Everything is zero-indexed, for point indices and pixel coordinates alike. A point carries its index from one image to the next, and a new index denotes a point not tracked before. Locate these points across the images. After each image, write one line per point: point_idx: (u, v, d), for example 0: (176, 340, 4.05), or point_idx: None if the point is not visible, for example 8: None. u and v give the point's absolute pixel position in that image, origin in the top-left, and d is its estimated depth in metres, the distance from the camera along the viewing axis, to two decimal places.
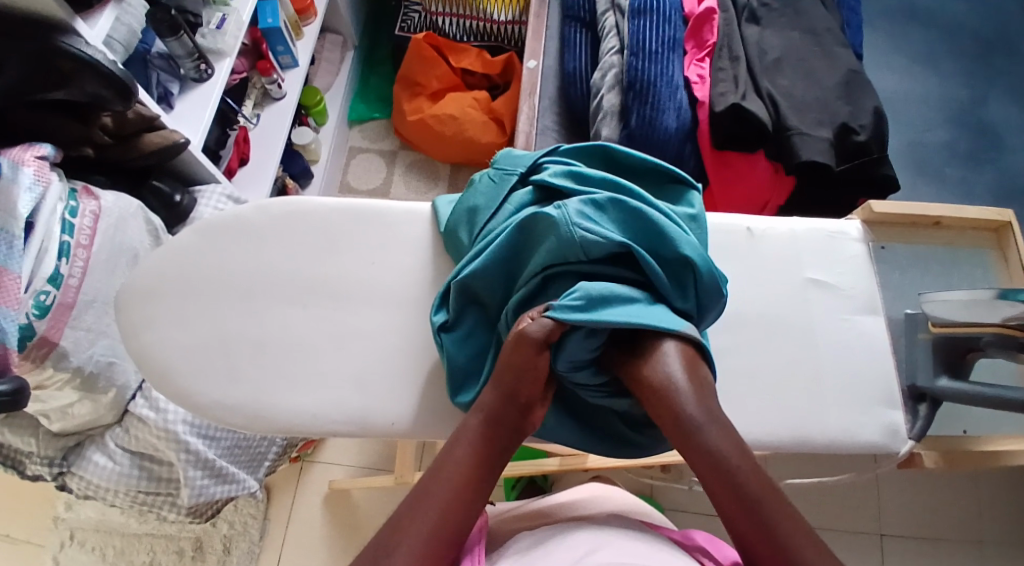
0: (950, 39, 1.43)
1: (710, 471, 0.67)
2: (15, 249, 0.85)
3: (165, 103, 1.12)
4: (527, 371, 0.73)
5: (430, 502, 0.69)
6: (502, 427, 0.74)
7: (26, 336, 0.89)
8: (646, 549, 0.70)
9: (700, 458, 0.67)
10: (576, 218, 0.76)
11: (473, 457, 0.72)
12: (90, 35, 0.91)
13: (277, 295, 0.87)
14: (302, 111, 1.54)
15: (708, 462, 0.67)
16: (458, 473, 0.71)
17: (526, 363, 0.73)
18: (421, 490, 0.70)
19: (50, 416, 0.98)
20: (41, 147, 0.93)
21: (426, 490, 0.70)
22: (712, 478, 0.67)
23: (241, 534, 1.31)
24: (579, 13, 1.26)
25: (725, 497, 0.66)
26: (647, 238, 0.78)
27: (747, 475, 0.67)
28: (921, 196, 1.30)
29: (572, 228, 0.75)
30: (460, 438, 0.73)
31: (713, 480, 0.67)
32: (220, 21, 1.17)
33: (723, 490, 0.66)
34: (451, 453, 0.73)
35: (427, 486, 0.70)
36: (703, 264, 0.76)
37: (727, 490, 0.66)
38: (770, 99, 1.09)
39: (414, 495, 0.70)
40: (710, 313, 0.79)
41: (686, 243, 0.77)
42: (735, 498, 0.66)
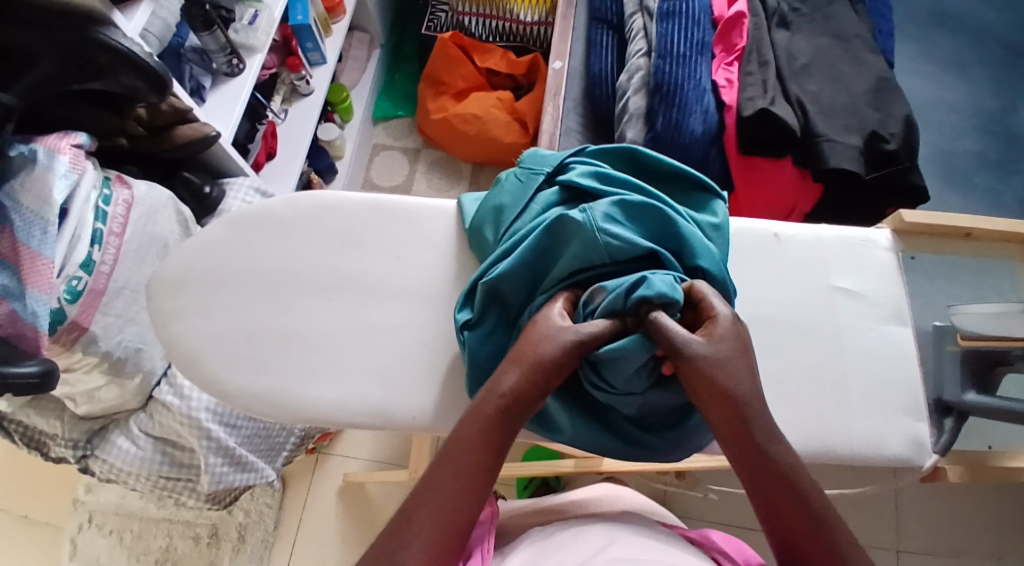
0: (980, 47, 1.42)
1: (765, 468, 0.66)
2: (50, 234, 0.87)
3: (197, 96, 1.14)
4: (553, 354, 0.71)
5: (442, 491, 0.64)
6: (515, 415, 0.69)
7: (56, 320, 0.90)
8: (664, 546, 0.70)
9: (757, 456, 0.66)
10: (601, 221, 0.79)
11: (487, 445, 0.67)
12: (125, 27, 0.93)
13: (303, 287, 0.88)
14: (328, 107, 1.55)
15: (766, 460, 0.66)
16: (471, 461, 0.66)
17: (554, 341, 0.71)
18: (433, 477, 0.66)
19: (77, 399, 1.00)
20: (76, 135, 0.94)
21: (438, 478, 0.65)
22: (766, 477, 0.66)
23: (257, 522, 1.32)
24: (606, 15, 1.27)
25: (779, 495, 0.65)
26: (664, 242, 0.82)
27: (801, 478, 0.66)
28: (948, 205, 1.28)
29: (598, 230, 0.78)
30: (473, 421, 0.69)
31: (768, 477, 0.65)
32: (253, 17, 1.18)
33: (780, 489, 0.65)
34: (465, 434, 0.68)
35: (439, 473, 0.66)
36: (715, 269, 0.81)
37: (783, 488, 0.65)
38: (799, 104, 1.09)
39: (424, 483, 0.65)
40: None
41: (703, 253, 0.81)
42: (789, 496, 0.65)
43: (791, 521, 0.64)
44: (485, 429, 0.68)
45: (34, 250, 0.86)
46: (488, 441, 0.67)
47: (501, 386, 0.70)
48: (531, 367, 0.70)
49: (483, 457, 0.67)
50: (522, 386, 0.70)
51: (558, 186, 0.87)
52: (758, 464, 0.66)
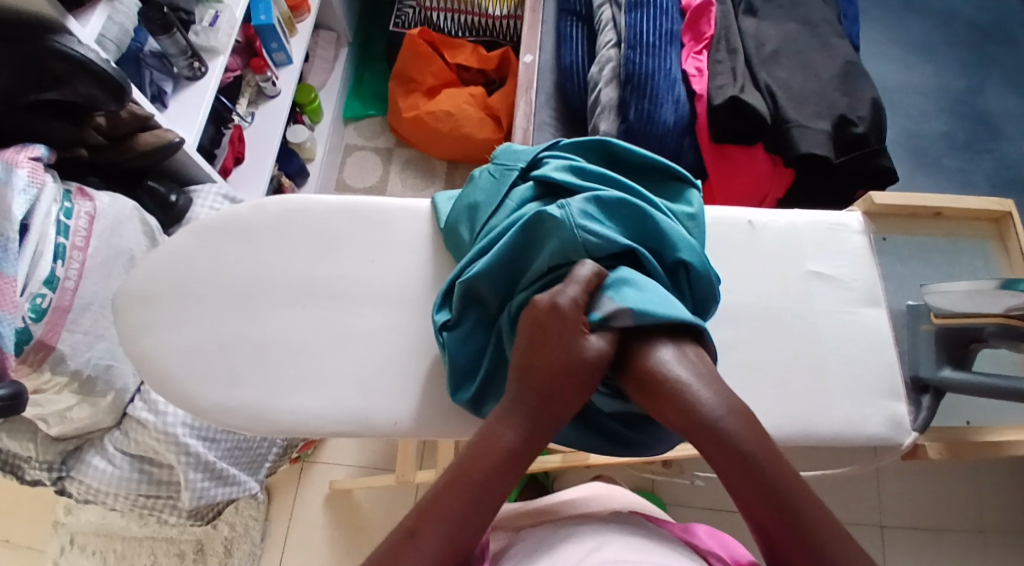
0: (944, 27, 1.43)
1: (749, 486, 0.63)
2: (10, 250, 0.85)
3: (158, 102, 1.11)
4: (572, 363, 0.68)
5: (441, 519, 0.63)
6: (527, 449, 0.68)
7: (22, 340, 0.88)
8: (655, 547, 0.69)
9: (742, 478, 0.63)
10: (580, 218, 0.77)
11: (495, 477, 0.66)
12: (81, 34, 0.91)
13: (276, 295, 0.86)
14: (296, 110, 1.53)
15: (749, 483, 0.63)
16: (491, 467, 0.66)
17: (567, 349, 0.69)
18: (434, 504, 0.64)
19: (49, 420, 0.97)
20: (35, 148, 0.93)
21: (440, 506, 0.64)
22: (752, 499, 0.63)
23: (243, 535, 1.30)
24: (575, 8, 1.26)
25: (765, 513, 0.62)
26: (643, 238, 0.80)
27: (791, 490, 0.63)
28: (919, 185, 1.29)
29: (577, 228, 0.76)
30: (498, 429, 0.68)
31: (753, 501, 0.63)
32: (213, 18, 1.16)
33: (765, 510, 0.62)
34: (489, 440, 0.68)
35: (441, 501, 0.64)
36: (697, 263, 0.79)
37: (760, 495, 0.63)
38: (769, 91, 1.09)
39: (424, 508, 0.64)
40: (704, 309, 0.81)
41: (683, 247, 0.79)
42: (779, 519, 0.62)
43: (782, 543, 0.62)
44: (494, 460, 0.66)
45: None
46: (496, 472, 0.66)
47: (515, 418, 0.68)
48: (554, 376, 0.68)
49: (490, 489, 0.65)
50: (545, 410, 0.68)
51: (533, 181, 0.86)
52: (732, 474, 0.64)
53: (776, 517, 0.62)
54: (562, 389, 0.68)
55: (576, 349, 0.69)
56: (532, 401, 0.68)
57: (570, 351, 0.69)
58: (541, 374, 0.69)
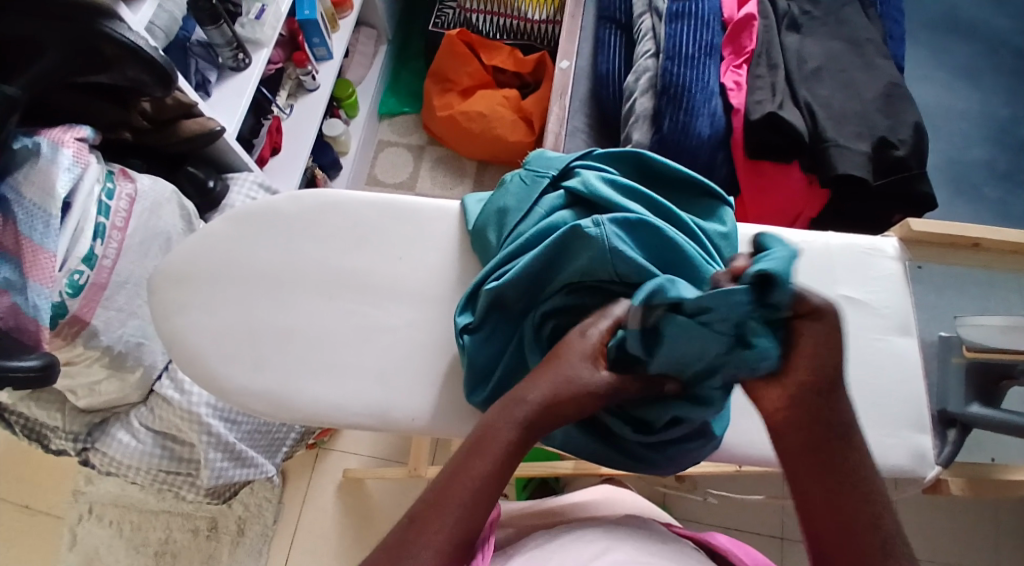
0: (989, 52, 1.41)
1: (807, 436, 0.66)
2: (52, 228, 0.87)
3: (203, 90, 1.14)
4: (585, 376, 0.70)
5: (449, 508, 0.65)
6: (523, 452, 0.70)
7: (58, 313, 0.91)
8: (656, 550, 0.72)
9: (809, 455, 0.66)
10: (612, 237, 0.77)
11: (499, 470, 0.68)
12: (132, 21, 0.94)
13: (305, 285, 0.87)
14: (334, 103, 1.55)
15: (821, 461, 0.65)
16: (489, 465, 0.68)
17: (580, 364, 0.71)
18: (436, 506, 0.66)
19: (77, 392, 1.00)
20: (81, 129, 0.95)
21: (447, 502, 0.66)
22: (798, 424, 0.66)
23: (256, 516, 1.33)
24: (615, 15, 1.26)
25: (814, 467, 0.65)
26: (670, 263, 0.80)
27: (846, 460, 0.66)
28: (954, 213, 1.28)
29: (608, 247, 0.77)
30: (491, 432, 0.70)
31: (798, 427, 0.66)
32: (260, 11, 1.18)
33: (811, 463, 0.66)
34: (492, 434, 0.69)
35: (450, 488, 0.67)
36: None
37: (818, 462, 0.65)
38: (808, 108, 1.09)
39: (434, 494, 0.67)
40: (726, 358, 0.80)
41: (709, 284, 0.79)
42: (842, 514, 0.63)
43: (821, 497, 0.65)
44: (493, 464, 0.68)
45: (36, 244, 0.86)
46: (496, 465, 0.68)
47: (515, 411, 0.70)
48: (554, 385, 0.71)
49: (485, 490, 0.67)
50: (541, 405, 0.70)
51: (564, 189, 0.86)
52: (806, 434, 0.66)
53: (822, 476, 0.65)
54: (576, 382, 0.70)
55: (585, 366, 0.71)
56: (541, 393, 0.70)
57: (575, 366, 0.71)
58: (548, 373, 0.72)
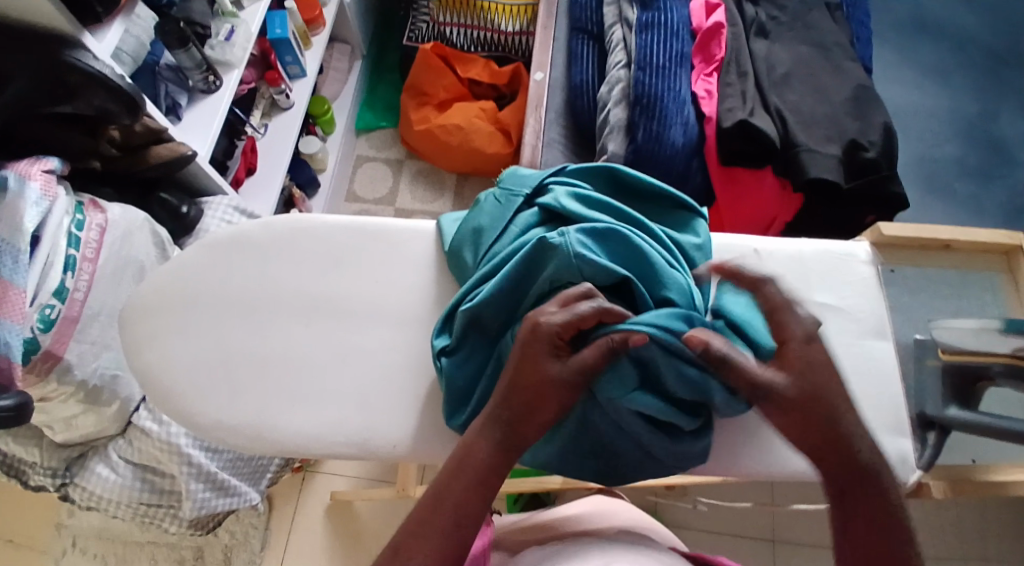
0: (956, 49, 1.43)
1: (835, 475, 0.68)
2: (21, 263, 0.86)
3: (172, 114, 1.13)
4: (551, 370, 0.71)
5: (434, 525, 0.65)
6: (505, 467, 0.70)
7: (30, 350, 0.89)
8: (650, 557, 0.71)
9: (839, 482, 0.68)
10: (578, 245, 0.78)
11: (479, 485, 0.68)
12: (97, 48, 0.91)
13: (280, 311, 0.87)
14: (309, 121, 1.55)
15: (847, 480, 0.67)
16: (469, 481, 0.68)
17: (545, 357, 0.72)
18: (420, 526, 0.65)
19: (54, 427, 0.99)
20: (48, 160, 0.94)
21: (431, 521, 0.65)
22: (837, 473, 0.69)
23: (243, 543, 1.31)
24: (586, 26, 1.27)
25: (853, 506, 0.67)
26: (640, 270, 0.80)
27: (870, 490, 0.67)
28: (929, 210, 1.28)
29: (574, 255, 0.77)
30: (470, 449, 0.70)
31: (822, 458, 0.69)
32: (228, 33, 1.18)
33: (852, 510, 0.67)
34: (471, 451, 0.70)
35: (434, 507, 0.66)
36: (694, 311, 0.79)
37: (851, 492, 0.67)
38: (779, 114, 1.09)
39: (418, 516, 0.66)
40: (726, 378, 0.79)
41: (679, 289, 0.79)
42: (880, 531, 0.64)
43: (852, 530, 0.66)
44: (475, 487, 0.68)
45: (6, 280, 0.85)
46: (479, 480, 0.68)
47: (492, 427, 0.71)
48: (528, 393, 0.72)
49: (469, 512, 0.66)
50: (517, 417, 0.71)
51: (539, 206, 0.86)
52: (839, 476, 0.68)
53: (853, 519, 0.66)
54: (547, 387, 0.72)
55: (552, 366, 0.72)
56: (516, 406, 0.72)
57: (542, 362, 0.72)
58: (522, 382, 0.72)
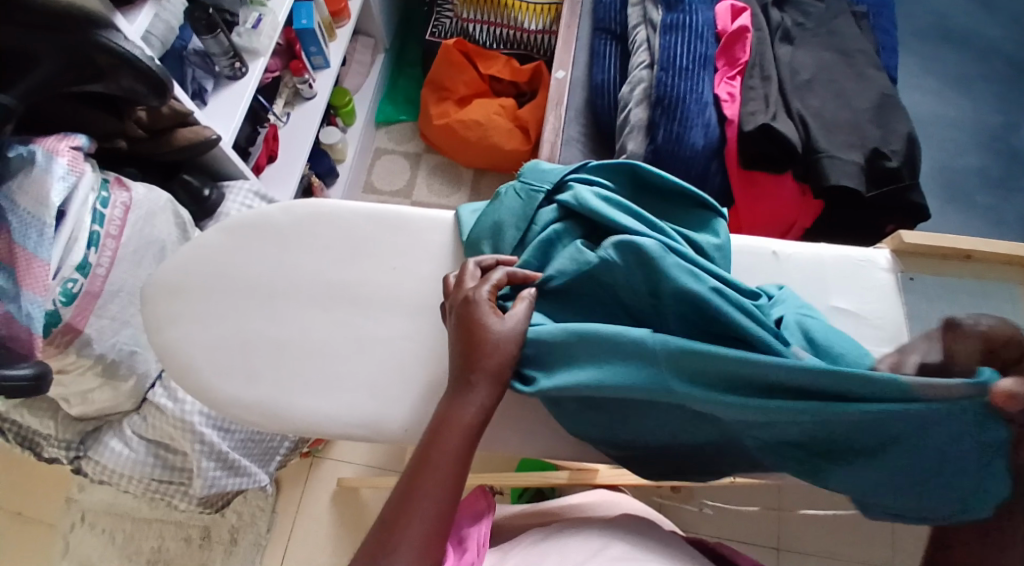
0: (980, 62, 1.42)
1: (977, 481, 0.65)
2: (46, 237, 0.88)
3: (199, 99, 1.15)
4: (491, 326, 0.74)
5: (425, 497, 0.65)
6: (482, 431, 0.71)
7: (51, 322, 0.91)
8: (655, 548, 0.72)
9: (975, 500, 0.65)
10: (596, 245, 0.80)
11: (463, 453, 0.69)
12: (128, 30, 0.94)
13: (297, 293, 0.88)
14: (331, 111, 1.56)
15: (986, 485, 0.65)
16: (454, 451, 0.68)
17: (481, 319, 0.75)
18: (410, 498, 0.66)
19: (70, 400, 1.00)
20: (76, 138, 0.95)
21: (420, 493, 0.66)
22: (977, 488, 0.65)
23: (249, 525, 1.33)
24: (610, 26, 1.27)
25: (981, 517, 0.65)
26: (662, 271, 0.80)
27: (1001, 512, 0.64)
28: (947, 222, 1.28)
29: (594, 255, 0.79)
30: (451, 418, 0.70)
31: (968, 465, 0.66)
32: (256, 21, 1.19)
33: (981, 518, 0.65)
34: (452, 420, 0.70)
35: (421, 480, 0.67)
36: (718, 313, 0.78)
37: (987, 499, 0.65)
38: (800, 120, 1.09)
39: (405, 489, 0.67)
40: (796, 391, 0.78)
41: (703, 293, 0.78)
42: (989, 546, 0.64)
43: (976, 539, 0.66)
44: (464, 429, 0.70)
45: (31, 252, 0.86)
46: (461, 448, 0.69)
47: (472, 395, 0.72)
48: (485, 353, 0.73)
49: (461, 456, 0.69)
50: (489, 382, 0.72)
51: (560, 204, 0.86)
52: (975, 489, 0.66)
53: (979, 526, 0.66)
54: (498, 344, 0.74)
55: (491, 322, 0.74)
56: (485, 371, 0.72)
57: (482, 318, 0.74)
58: (476, 343, 0.73)
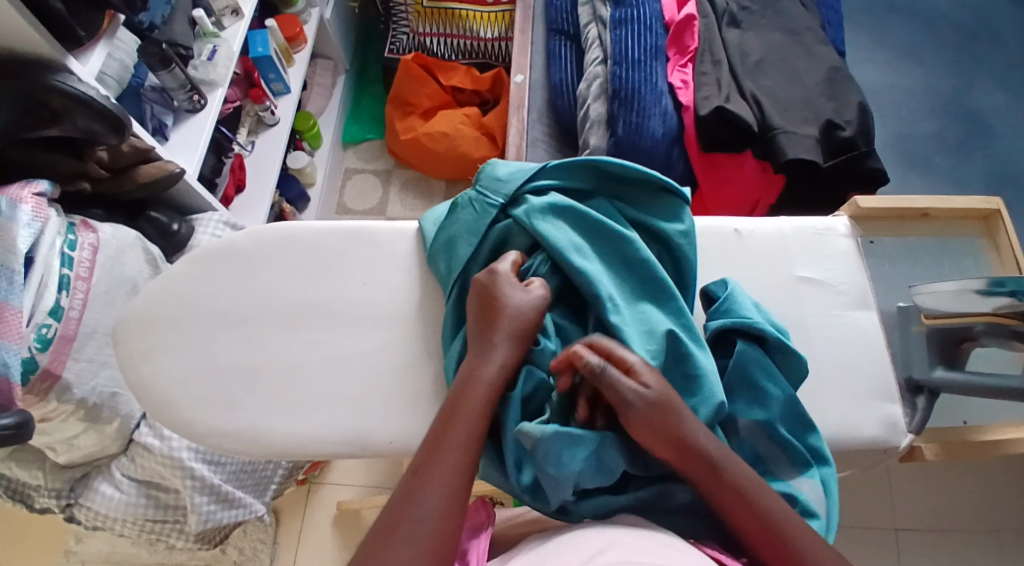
0: (929, 27, 1.45)
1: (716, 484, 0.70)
2: (16, 283, 0.87)
3: (159, 135, 1.13)
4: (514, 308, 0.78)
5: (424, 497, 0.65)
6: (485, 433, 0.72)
7: (28, 369, 0.90)
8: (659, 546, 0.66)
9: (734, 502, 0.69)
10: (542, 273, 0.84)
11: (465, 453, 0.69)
12: (81, 71, 0.93)
13: (270, 318, 0.87)
14: (295, 136, 1.55)
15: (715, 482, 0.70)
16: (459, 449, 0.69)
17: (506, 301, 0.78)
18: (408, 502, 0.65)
19: (56, 449, 0.99)
20: (39, 184, 0.96)
21: (420, 494, 0.65)
22: (714, 483, 0.70)
23: (252, 559, 1.31)
24: (563, 26, 1.28)
25: (742, 516, 0.69)
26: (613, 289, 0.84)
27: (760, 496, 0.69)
28: (914, 184, 1.30)
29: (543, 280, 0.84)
30: (452, 423, 0.71)
31: (703, 469, 0.71)
32: (211, 52, 1.19)
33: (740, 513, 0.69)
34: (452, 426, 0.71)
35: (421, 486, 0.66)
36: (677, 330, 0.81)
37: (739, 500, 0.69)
38: (753, 100, 1.10)
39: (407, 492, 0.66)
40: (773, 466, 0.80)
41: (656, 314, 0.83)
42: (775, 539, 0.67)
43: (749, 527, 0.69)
44: (453, 461, 0.68)
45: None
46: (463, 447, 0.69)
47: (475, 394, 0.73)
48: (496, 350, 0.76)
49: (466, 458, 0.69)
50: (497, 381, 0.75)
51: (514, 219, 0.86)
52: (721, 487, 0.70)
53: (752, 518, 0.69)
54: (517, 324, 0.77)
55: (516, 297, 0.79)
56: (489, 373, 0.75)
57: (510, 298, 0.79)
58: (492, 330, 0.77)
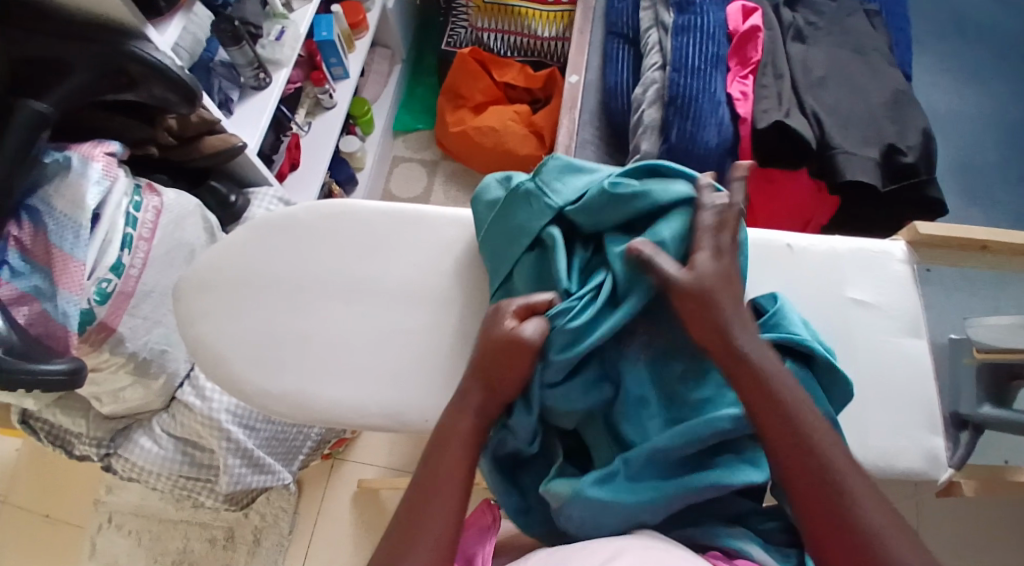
0: (994, 58, 1.44)
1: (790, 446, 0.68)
2: (81, 239, 0.91)
3: (225, 108, 1.17)
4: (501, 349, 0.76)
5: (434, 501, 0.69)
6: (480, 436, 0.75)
7: (85, 320, 0.94)
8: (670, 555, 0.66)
9: (800, 470, 0.67)
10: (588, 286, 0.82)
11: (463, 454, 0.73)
12: (159, 41, 0.97)
13: (321, 291, 0.90)
14: (350, 120, 1.59)
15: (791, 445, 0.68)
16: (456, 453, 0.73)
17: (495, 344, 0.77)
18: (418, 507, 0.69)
19: (103, 399, 1.03)
20: (110, 144, 0.98)
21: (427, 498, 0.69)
22: (788, 442, 0.68)
23: (272, 525, 1.35)
24: (623, 30, 1.29)
25: (805, 484, 0.66)
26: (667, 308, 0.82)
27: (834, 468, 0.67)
28: (964, 215, 1.29)
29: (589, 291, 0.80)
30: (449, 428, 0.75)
31: (782, 427, 0.68)
32: (279, 33, 1.23)
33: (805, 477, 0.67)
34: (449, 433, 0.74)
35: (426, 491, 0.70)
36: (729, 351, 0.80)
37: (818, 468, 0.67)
38: (815, 117, 1.11)
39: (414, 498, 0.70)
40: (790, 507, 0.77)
41: None
42: (829, 507, 0.65)
43: (807, 491, 0.66)
44: (452, 463, 0.72)
45: (66, 253, 0.90)
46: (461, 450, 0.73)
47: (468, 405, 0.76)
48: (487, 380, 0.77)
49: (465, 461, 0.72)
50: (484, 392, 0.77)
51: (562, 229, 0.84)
52: (793, 446, 0.68)
53: (818, 486, 0.66)
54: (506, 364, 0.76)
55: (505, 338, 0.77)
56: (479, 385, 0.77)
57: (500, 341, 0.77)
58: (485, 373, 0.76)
